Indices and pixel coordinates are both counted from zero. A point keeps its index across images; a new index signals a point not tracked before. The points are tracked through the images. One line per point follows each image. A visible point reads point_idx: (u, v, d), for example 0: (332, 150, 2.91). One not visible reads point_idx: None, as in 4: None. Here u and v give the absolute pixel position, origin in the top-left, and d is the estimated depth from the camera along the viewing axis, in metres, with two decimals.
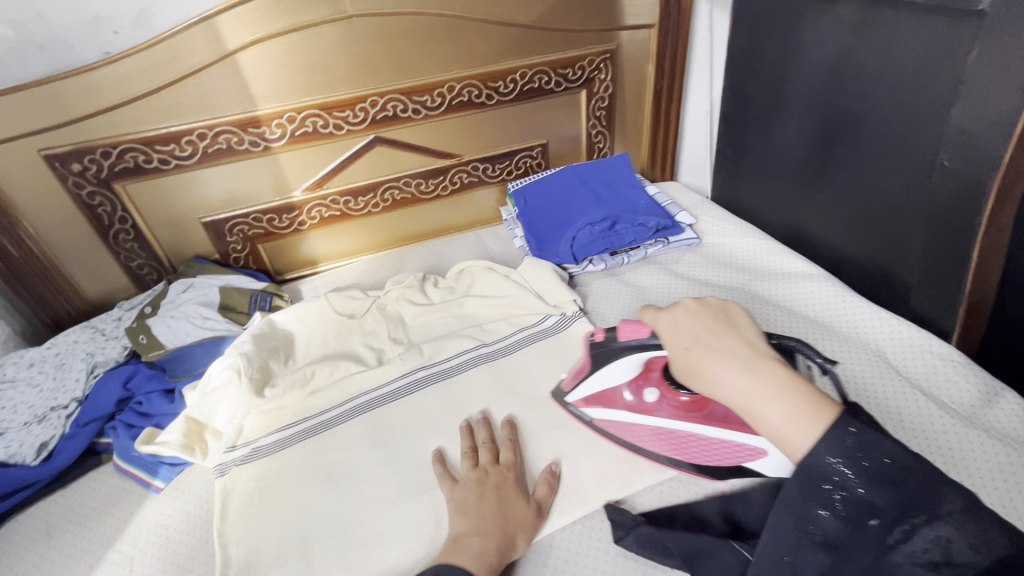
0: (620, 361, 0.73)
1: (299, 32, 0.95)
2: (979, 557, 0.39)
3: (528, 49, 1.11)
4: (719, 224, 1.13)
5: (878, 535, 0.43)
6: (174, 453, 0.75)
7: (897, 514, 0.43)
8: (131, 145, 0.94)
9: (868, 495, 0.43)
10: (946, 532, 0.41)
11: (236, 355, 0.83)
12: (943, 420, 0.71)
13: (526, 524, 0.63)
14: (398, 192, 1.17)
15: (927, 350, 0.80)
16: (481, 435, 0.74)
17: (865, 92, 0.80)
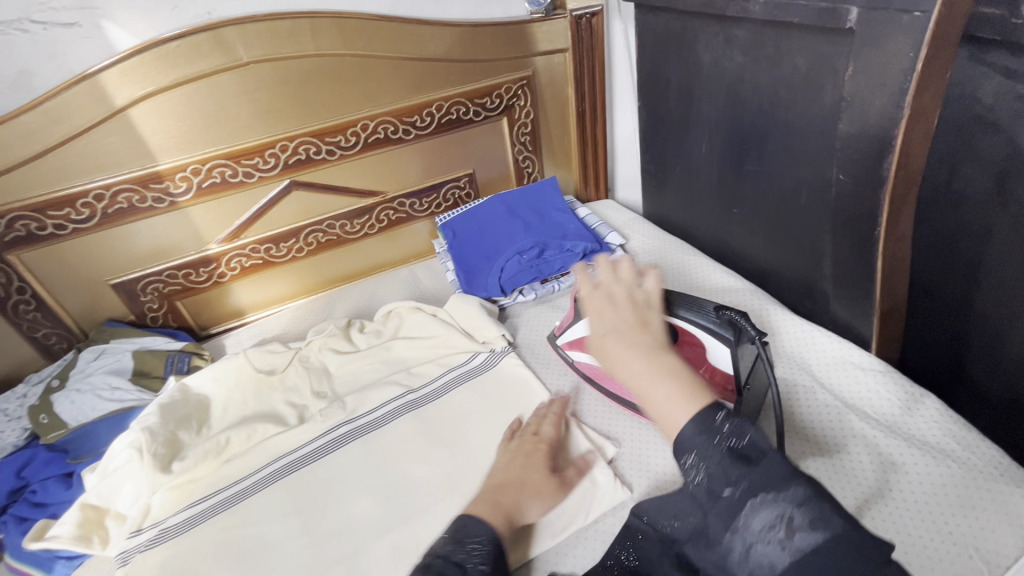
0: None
1: (193, 83, 0.91)
2: (816, 535, 0.39)
3: (441, 82, 1.09)
4: (650, 242, 1.13)
5: (732, 508, 0.43)
6: (66, 546, 0.70)
7: (752, 491, 0.43)
8: (20, 213, 0.89)
9: (723, 468, 0.44)
10: (788, 509, 0.41)
11: (139, 431, 0.78)
12: (869, 442, 0.69)
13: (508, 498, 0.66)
14: (323, 234, 1.14)
15: (846, 362, 0.80)
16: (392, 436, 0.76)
17: (763, 109, 0.80)
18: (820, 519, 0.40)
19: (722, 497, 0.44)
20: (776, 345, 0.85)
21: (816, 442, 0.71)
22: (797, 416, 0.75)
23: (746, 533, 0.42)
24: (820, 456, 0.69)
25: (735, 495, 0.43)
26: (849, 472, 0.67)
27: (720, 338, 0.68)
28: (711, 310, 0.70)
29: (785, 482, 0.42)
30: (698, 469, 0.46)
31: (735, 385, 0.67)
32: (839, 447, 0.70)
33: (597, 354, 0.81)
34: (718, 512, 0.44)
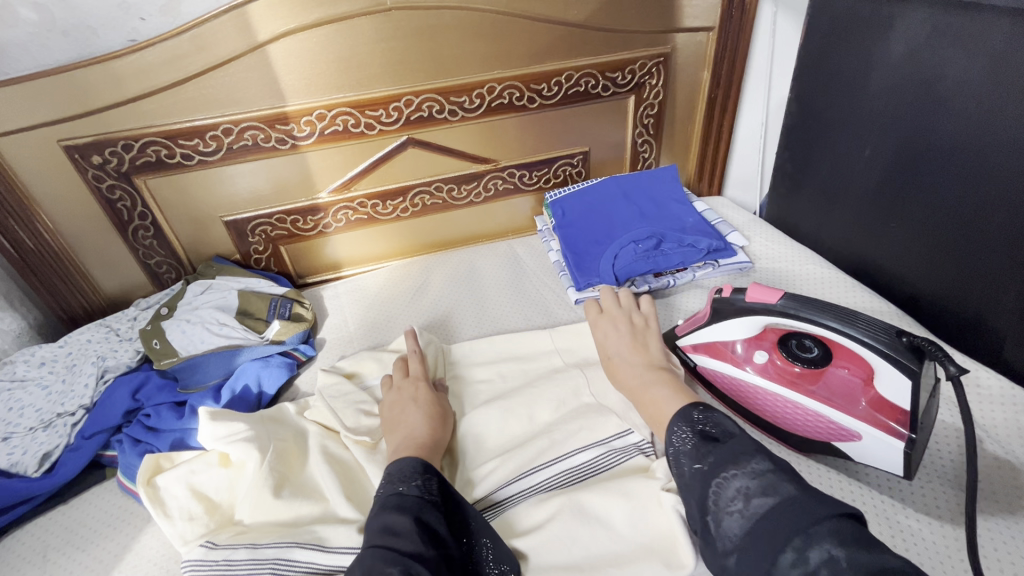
0: (735, 323, 0.73)
1: (335, 24, 0.89)
2: (766, 497, 0.43)
3: (576, 50, 1.03)
4: (776, 248, 1.04)
5: (705, 480, 0.47)
6: (178, 490, 0.68)
7: (718, 465, 0.47)
8: (153, 138, 0.90)
9: (697, 449, 0.50)
10: (744, 479, 0.45)
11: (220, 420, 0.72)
12: None
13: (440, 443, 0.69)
14: (429, 197, 1.11)
15: (1023, 412, 0.70)
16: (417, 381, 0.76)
17: (965, 114, 0.71)
18: (771, 486, 0.43)
19: (694, 471, 0.49)
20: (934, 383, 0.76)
21: (988, 500, 0.62)
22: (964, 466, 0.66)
23: (714, 507, 0.45)
24: (994, 515, 0.61)
25: (704, 468, 0.48)
26: None
27: (898, 364, 0.60)
28: (889, 333, 0.61)
29: (743, 458, 0.47)
30: (679, 454, 0.52)
31: (907, 421, 0.60)
32: (1017, 508, 0.61)
33: (733, 364, 0.74)
34: (692, 488, 0.48)
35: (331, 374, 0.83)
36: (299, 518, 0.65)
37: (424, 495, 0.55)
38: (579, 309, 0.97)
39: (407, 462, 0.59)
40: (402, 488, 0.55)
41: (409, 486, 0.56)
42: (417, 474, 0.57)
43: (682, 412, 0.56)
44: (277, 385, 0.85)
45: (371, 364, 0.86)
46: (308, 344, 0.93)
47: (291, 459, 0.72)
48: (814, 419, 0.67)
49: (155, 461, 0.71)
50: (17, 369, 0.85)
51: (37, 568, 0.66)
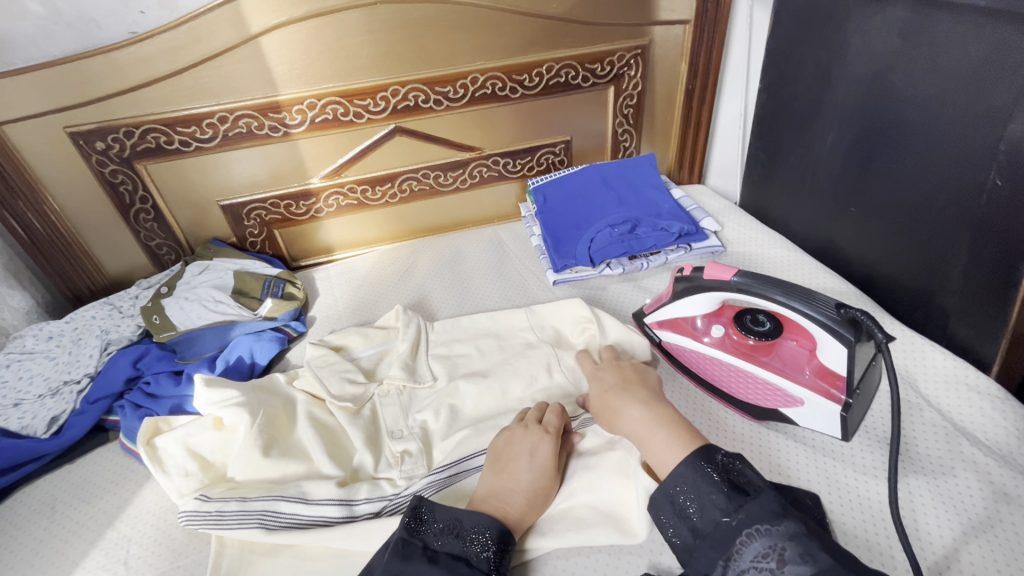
0: (694, 298, 0.78)
1: (324, 17, 0.93)
2: (804, 566, 0.46)
3: (556, 42, 1.07)
4: (747, 233, 1.09)
5: (730, 535, 0.49)
6: (177, 450, 0.74)
7: (749, 521, 0.49)
8: (153, 126, 0.95)
9: (724, 499, 0.51)
10: (779, 541, 0.47)
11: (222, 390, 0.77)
12: (982, 471, 0.65)
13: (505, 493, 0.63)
14: (416, 183, 1.16)
15: (961, 383, 0.75)
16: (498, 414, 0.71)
17: (913, 103, 0.75)
18: (807, 554, 0.46)
19: (721, 524, 0.50)
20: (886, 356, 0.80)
21: (921, 463, 0.67)
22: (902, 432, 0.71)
23: (739, 559, 0.48)
24: (923, 475, 0.66)
25: (733, 523, 0.50)
26: (955, 497, 0.63)
27: (837, 335, 0.64)
28: (829, 306, 0.65)
29: (776, 517, 0.49)
30: (702, 499, 0.52)
31: (845, 387, 0.65)
32: (943, 467, 0.66)
33: (693, 337, 0.79)
34: (714, 537, 0.50)
35: (321, 347, 0.89)
36: (286, 476, 0.71)
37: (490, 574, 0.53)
38: (556, 291, 1.02)
39: (485, 521, 0.57)
40: (467, 553, 0.54)
41: (478, 555, 0.54)
42: (490, 542, 0.55)
43: (700, 451, 0.56)
44: (269, 358, 0.90)
45: (359, 338, 0.92)
46: (299, 321, 0.99)
47: (280, 423, 0.77)
48: (763, 387, 0.72)
49: (154, 424, 0.77)
50: (26, 342, 0.91)
51: (46, 519, 0.71)
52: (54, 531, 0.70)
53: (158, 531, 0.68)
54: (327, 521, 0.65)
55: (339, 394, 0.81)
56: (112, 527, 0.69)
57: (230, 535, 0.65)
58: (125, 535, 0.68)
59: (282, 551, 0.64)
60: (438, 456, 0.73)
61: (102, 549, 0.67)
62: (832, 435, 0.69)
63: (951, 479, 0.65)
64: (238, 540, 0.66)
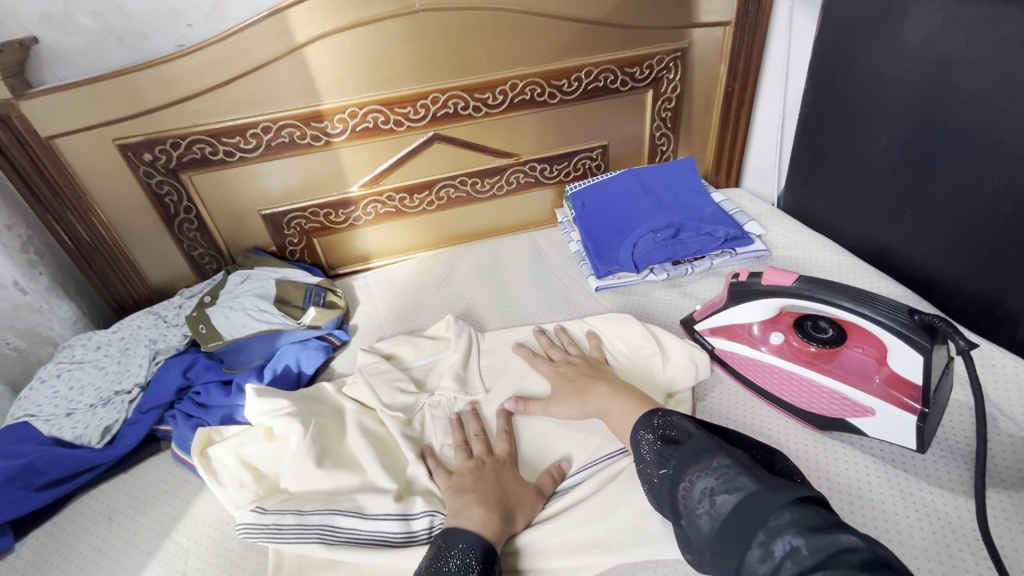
0: (753, 304, 0.76)
1: (366, 26, 0.94)
2: (732, 495, 0.45)
3: (596, 47, 1.06)
4: (793, 237, 1.07)
5: (673, 487, 0.50)
6: (233, 462, 0.74)
7: (681, 468, 0.50)
8: (198, 136, 0.96)
9: (658, 456, 0.53)
10: (711, 479, 0.47)
11: (278, 400, 0.77)
12: None
13: (525, 504, 0.64)
14: (454, 190, 1.16)
15: None
16: (474, 427, 0.75)
17: (980, 101, 0.72)
18: (733, 483, 0.46)
19: (661, 477, 0.52)
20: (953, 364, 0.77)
21: (1002, 475, 0.64)
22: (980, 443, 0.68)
23: (686, 510, 0.48)
24: (1005, 489, 0.63)
25: (670, 473, 0.51)
26: None
27: (911, 342, 0.62)
28: (901, 311, 0.63)
29: (705, 457, 0.50)
30: (647, 461, 0.54)
31: (920, 396, 0.62)
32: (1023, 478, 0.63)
33: (752, 344, 0.78)
34: (665, 493, 0.51)
35: (369, 354, 0.88)
36: (340, 487, 0.70)
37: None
38: (599, 297, 1.01)
39: (465, 540, 0.56)
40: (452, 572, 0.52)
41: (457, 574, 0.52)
42: (473, 563, 0.53)
43: (646, 417, 0.59)
44: (315, 367, 0.89)
45: (407, 347, 0.91)
46: (342, 330, 0.98)
47: (330, 434, 0.77)
48: (829, 396, 0.70)
49: (207, 435, 0.77)
50: (75, 353, 0.92)
51: (103, 529, 0.72)
52: (112, 541, 0.70)
53: (215, 543, 0.68)
54: (385, 537, 0.64)
55: (390, 403, 0.80)
56: (169, 538, 0.69)
57: (289, 549, 0.64)
58: (182, 547, 0.68)
59: (341, 565, 0.63)
60: None
61: (160, 561, 0.66)
62: (905, 448, 0.66)
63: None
64: (296, 552, 0.65)
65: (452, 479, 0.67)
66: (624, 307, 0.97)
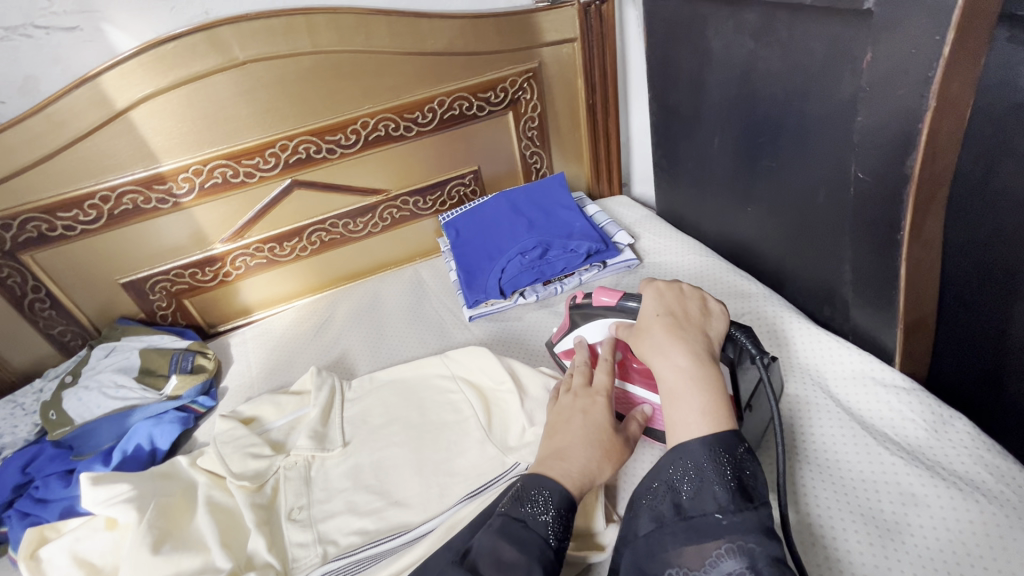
0: (590, 325, 0.75)
1: (192, 83, 0.91)
2: None
3: (443, 76, 1.06)
4: (663, 242, 1.08)
5: (711, 533, 0.47)
6: (65, 561, 0.69)
7: (737, 530, 0.46)
8: (31, 215, 0.92)
9: (726, 496, 0.48)
10: (759, 561, 0.44)
11: (121, 485, 0.74)
12: (886, 470, 0.63)
13: (614, 451, 0.61)
14: (326, 233, 1.14)
15: (867, 378, 0.73)
16: (581, 356, 0.72)
17: (777, 102, 0.74)
18: None
19: (710, 519, 0.48)
20: (793, 356, 0.79)
21: (825, 467, 0.65)
22: (810, 435, 0.69)
23: (708, 563, 0.46)
24: (825, 481, 0.63)
25: (722, 523, 0.47)
26: (857, 502, 0.61)
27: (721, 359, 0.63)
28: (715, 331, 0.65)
29: (765, 535, 0.46)
30: (702, 487, 0.50)
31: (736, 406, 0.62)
32: (842, 463, 0.65)
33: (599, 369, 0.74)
34: (695, 531, 0.48)
35: (227, 420, 0.85)
36: (179, 572, 0.67)
37: (548, 540, 0.52)
38: (473, 326, 1.00)
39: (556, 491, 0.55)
40: (524, 516, 0.53)
41: (535, 517, 0.53)
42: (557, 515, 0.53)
43: (728, 437, 0.51)
44: (171, 440, 0.86)
45: (269, 406, 0.89)
46: (209, 395, 0.95)
47: (176, 514, 0.74)
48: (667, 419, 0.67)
49: (39, 533, 0.72)
50: None
51: None
52: None
53: None
54: None
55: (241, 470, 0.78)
56: None
57: None
58: None
59: None
60: (339, 527, 0.70)
61: None
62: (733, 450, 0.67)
63: (850, 479, 0.63)
64: None
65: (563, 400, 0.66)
66: (495, 334, 0.97)
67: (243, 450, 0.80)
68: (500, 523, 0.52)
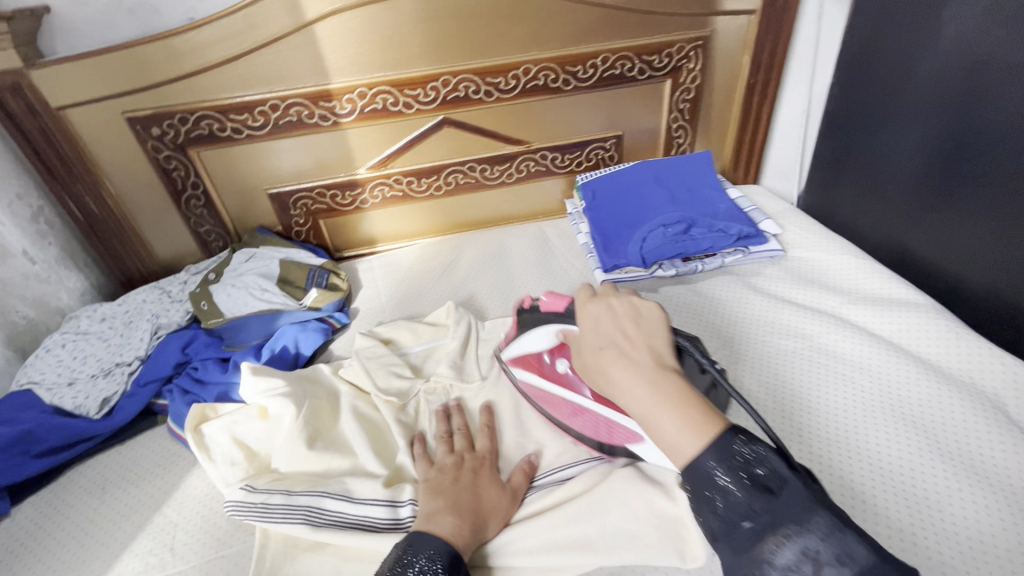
0: (536, 330, 0.73)
1: (377, 4, 0.92)
2: (843, 568, 0.41)
3: (613, 32, 1.02)
4: (811, 238, 1.03)
5: (751, 541, 0.44)
6: (224, 441, 0.73)
7: (772, 527, 0.44)
8: (206, 112, 0.95)
9: (747, 500, 0.45)
10: (814, 543, 0.42)
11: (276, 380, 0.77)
12: (991, 446, 0.67)
13: (500, 509, 0.62)
14: (462, 176, 1.14)
15: (986, 368, 0.75)
16: (458, 422, 0.72)
17: (1017, 100, 0.69)
18: (846, 555, 0.41)
19: (741, 529, 0.44)
20: (911, 338, 0.82)
21: (929, 432, 0.70)
22: (917, 404, 0.73)
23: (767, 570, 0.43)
24: (925, 444, 0.68)
25: (755, 527, 0.44)
26: (954, 465, 0.66)
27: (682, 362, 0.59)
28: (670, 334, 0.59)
29: (806, 514, 0.43)
30: (721, 499, 0.46)
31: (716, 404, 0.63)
32: (947, 433, 0.69)
33: (539, 373, 0.72)
34: (738, 541, 0.45)
35: (368, 339, 0.88)
36: (330, 470, 0.70)
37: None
38: None
39: (434, 546, 0.53)
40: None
41: None
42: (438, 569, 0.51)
43: (721, 441, 0.47)
44: (314, 348, 0.89)
45: (405, 332, 0.91)
46: (343, 312, 0.98)
47: (324, 416, 0.76)
48: (607, 424, 0.66)
49: (201, 411, 0.77)
50: (81, 323, 0.94)
51: (97, 499, 0.72)
52: (104, 512, 0.70)
53: (204, 518, 0.68)
54: (376, 524, 0.63)
55: (385, 388, 0.80)
56: (159, 512, 0.69)
57: (276, 529, 0.63)
58: (171, 521, 0.68)
59: (325, 548, 0.63)
60: None
61: (150, 534, 0.67)
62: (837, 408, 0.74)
63: (952, 447, 0.68)
64: (282, 533, 0.64)
65: (431, 471, 0.65)
66: None
67: (386, 370, 0.82)
68: None
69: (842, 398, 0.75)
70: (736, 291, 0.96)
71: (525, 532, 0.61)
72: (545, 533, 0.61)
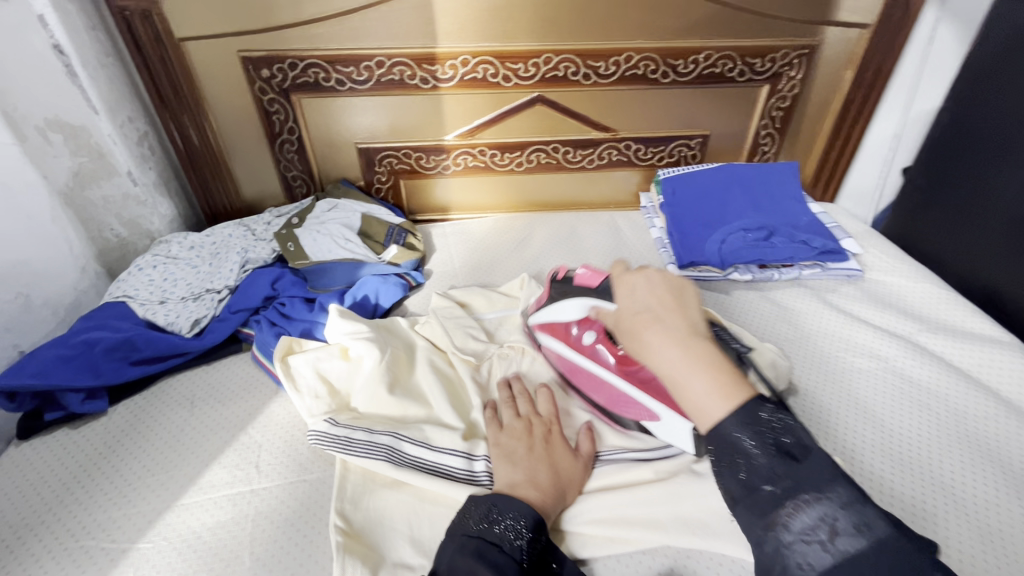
0: (567, 301, 0.75)
1: None
2: (861, 537, 0.39)
3: (721, 29, 1.02)
4: (891, 263, 1.02)
5: (768, 504, 0.43)
6: (310, 376, 0.77)
7: (791, 490, 0.42)
8: (315, 61, 0.98)
9: (769, 465, 0.44)
10: (834, 510, 0.40)
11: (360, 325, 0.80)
12: None
13: (575, 478, 0.63)
14: (545, 156, 1.15)
15: None
16: (521, 386, 0.73)
17: None
18: (864, 524, 0.40)
19: (760, 492, 0.43)
20: (976, 366, 0.83)
21: (987, 455, 0.71)
22: (978, 427, 0.74)
23: (784, 530, 0.41)
24: (981, 464, 0.70)
25: (774, 492, 0.43)
26: (1007, 486, 0.67)
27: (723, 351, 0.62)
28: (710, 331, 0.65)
29: (828, 483, 0.42)
30: (736, 459, 0.45)
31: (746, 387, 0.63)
32: (1004, 457, 0.70)
33: (565, 341, 0.75)
34: (755, 506, 0.43)
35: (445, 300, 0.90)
36: (407, 416, 0.73)
37: (522, 563, 0.51)
38: None
39: (516, 509, 0.55)
40: (500, 538, 0.53)
41: (512, 542, 0.52)
42: (523, 528, 0.54)
43: (747, 408, 0.46)
44: (392, 302, 0.92)
45: (480, 299, 0.93)
46: (419, 272, 1.00)
47: (401, 365, 0.79)
48: (626, 399, 0.69)
49: (289, 344, 0.80)
50: (172, 248, 0.98)
51: (186, 411, 0.77)
52: (192, 424, 0.74)
53: (286, 444, 0.72)
54: (453, 473, 0.65)
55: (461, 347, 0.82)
56: (245, 432, 0.73)
57: (355, 462, 0.66)
58: (255, 441, 0.72)
59: (403, 487, 0.66)
60: None
61: (236, 450, 0.71)
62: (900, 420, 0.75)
63: (1008, 470, 0.69)
64: (361, 467, 0.67)
65: (502, 434, 0.67)
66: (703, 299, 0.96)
67: (463, 331, 0.84)
68: (475, 548, 0.51)
69: (917, 426, 0.75)
70: (812, 304, 0.95)
71: (595, 503, 0.62)
72: (617, 508, 0.62)
